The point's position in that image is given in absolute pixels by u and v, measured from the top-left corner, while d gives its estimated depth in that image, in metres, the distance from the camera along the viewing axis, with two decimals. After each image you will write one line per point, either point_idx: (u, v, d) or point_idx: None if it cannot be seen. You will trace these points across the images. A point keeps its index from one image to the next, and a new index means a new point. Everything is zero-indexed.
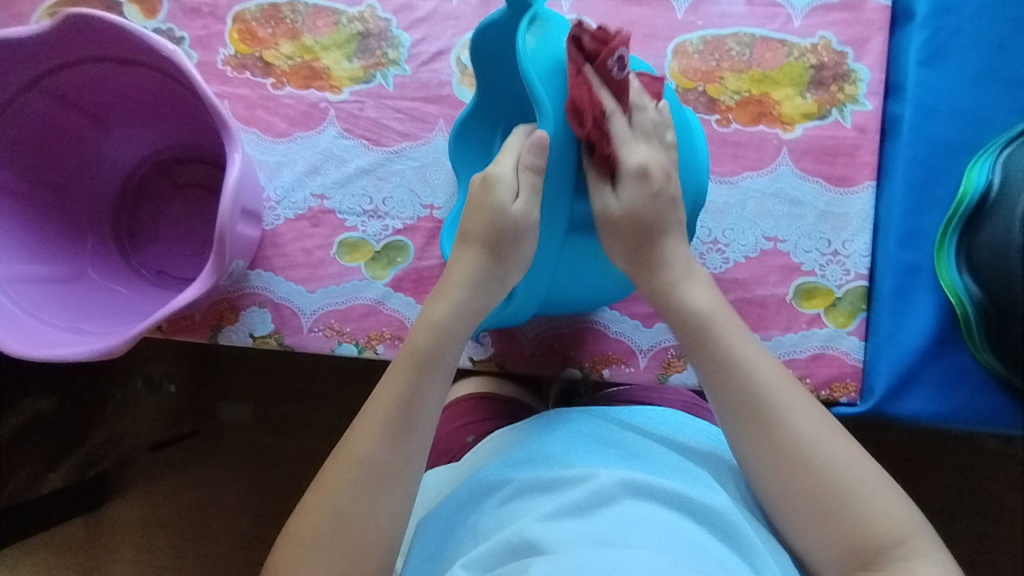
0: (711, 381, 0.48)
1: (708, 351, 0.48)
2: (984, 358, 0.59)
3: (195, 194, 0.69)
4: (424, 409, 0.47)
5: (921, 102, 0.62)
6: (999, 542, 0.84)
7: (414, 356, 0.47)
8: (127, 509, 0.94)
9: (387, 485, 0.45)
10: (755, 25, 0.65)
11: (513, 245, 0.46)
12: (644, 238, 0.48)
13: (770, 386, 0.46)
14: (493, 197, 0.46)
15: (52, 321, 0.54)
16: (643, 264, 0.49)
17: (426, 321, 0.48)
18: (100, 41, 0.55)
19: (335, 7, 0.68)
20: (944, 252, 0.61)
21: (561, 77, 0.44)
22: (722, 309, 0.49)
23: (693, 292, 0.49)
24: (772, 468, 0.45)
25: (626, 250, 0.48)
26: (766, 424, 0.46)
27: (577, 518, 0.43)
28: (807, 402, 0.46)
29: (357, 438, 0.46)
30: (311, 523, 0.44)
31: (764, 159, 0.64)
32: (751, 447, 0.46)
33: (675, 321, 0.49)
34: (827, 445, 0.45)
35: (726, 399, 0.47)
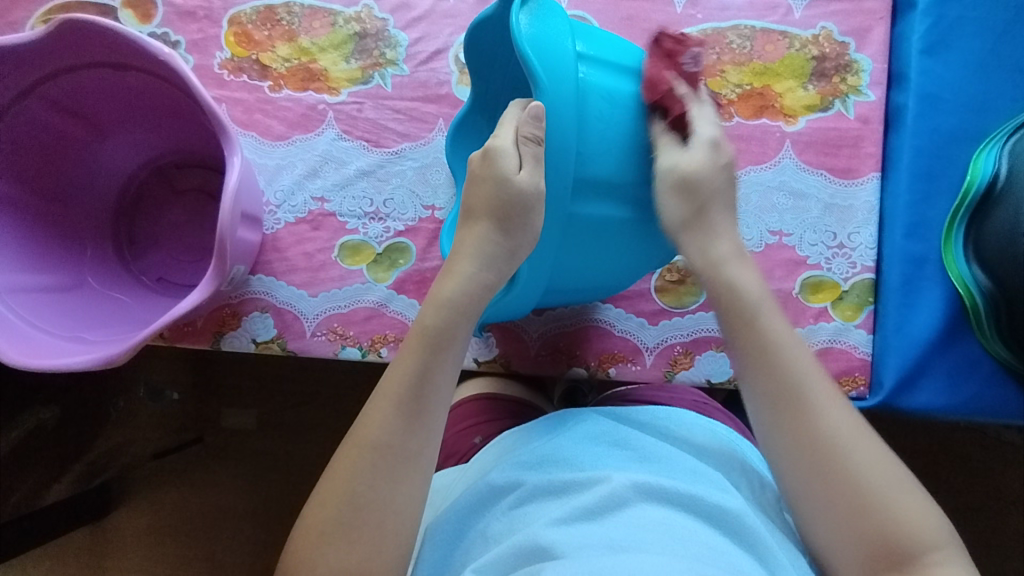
0: (748, 363, 0.47)
1: (750, 332, 0.48)
2: (994, 348, 0.59)
3: (194, 199, 0.68)
4: (436, 391, 0.46)
5: (926, 91, 0.62)
6: (1008, 531, 0.84)
7: (425, 334, 0.46)
8: (133, 517, 0.93)
9: (404, 467, 0.44)
10: (754, 17, 0.64)
11: (520, 218, 0.45)
12: (699, 206, 0.48)
13: (807, 376, 0.46)
14: (496, 169, 0.46)
15: (53, 331, 0.54)
16: (693, 222, 0.49)
17: (435, 300, 0.47)
18: (94, 47, 0.54)
19: (331, 8, 0.68)
20: (951, 243, 0.61)
21: (561, 47, 0.43)
22: (768, 298, 0.48)
23: (737, 272, 0.49)
24: (800, 458, 0.45)
25: (686, 210, 0.48)
26: (801, 417, 0.45)
27: (589, 523, 0.42)
28: (843, 402, 0.46)
29: (370, 420, 0.45)
30: (331, 507, 0.43)
31: (767, 152, 0.63)
32: (783, 437, 0.46)
33: (717, 296, 0.49)
34: (858, 442, 0.44)
35: (762, 386, 0.47)
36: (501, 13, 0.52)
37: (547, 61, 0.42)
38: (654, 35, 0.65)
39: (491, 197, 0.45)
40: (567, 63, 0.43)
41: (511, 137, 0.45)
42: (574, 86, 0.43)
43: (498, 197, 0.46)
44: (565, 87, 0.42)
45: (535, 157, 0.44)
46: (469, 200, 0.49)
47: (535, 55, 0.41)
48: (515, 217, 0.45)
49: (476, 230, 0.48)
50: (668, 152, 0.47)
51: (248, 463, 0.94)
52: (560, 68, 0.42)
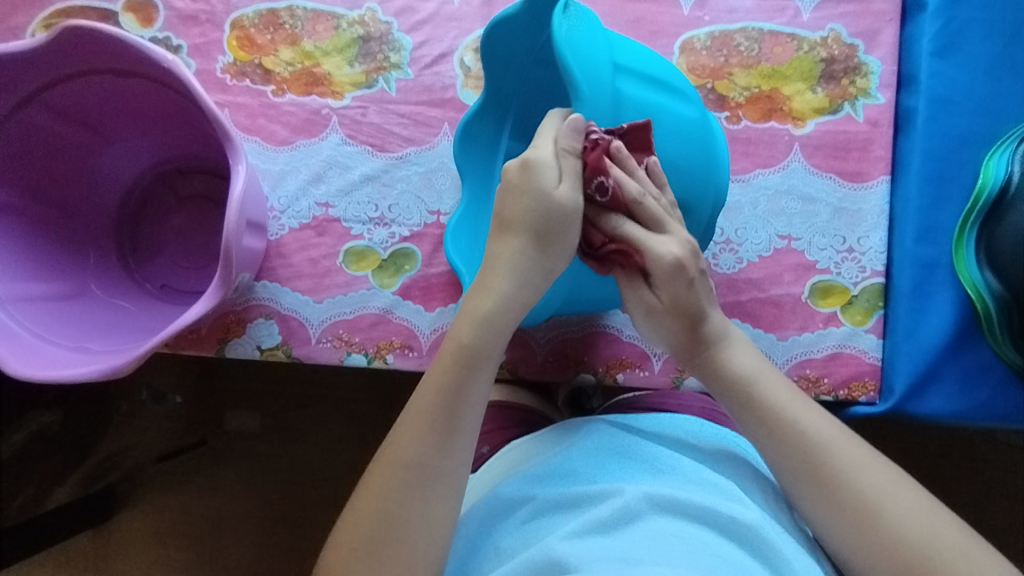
0: (762, 435, 0.47)
1: (755, 410, 0.48)
2: (1005, 353, 0.58)
3: (198, 205, 0.67)
4: (470, 410, 0.45)
5: (936, 93, 0.61)
6: (1014, 531, 0.83)
7: (460, 353, 0.45)
8: (137, 521, 0.93)
9: (434, 487, 0.43)
10: (762, 19, 0.64)
11: (559, 234, 0.45)
12: (690, 330, 0.48)
13: (826, 444, 0.46)
14: (535, 181, 0.44)
15: (58, 341, 0.53)
16: (687, 347, 0.49)
17: (472, 317, 0.46)
18: (97, 54, 0.54)
19: (334, 11, 0.67)
20: (962, 248, 0.60)
21: (599, 55, 0.45)
22: (767, 371, 0.49)
23: (735, 356, 0.49)
24: (841, 527, 0.44)
25: (677, 332, 0.49)
26: (831, 485, 0.45)
27: (603, 536, 0.42)
28: (865, 453, 0.46)
29: (405, 439, 0.44)
30: (362, 529, 0.43)
31: (775, 155, 0.63)
32: (817, 507, 0.45)
33: (716, 386, 0.49)
34: (893, 498, 0.44)
35: (782, 459, 0.46)
36: (528, 11, 0.54)
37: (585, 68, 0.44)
38: (661, 38, 0.64)
39: (527, 210, 0.44)
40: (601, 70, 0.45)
41: (549, 150, 0.44)
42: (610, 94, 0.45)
43: (534, 212, 0.44)
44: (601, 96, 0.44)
45: (575, 172, 0.44)
46: (501, 211, 0.46)
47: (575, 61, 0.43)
48: (554, 232, 0.45)
49: (511, 246, 0.45)
50: (637, 299, 0.48)
51: (251, 466, 0.94)
52: (598, 75, 0.44)
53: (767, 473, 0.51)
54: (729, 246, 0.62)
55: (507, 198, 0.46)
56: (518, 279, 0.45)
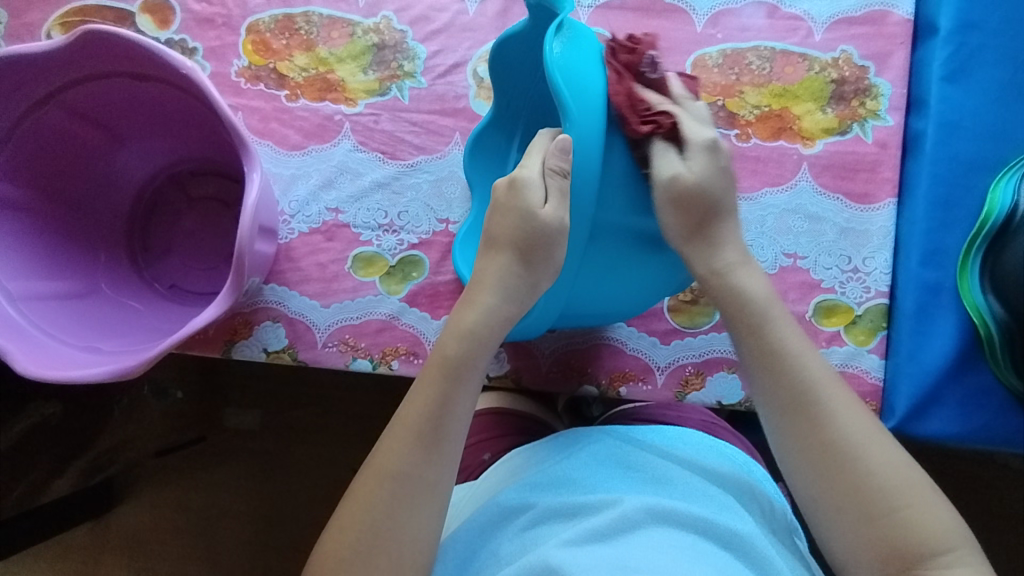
0: (758, 364, 0.47)
1: (761, 337, 0.47)
2: (1007, 379, 0.58)
3: (208, 207, 0.68)
4: (455, 422, 0.45)
5: (945, 118, 0.62)
6: (1010, 553, 0.84)
7: (446, 365, 0.46)
8: (135, 515, 0.93)
9: (421, 496, 0.44)
10: (774, 39, 0.64)
11: (543, 252, 0.45)
12: (705, 215, 0.47)
13: (821, 385, 0.45)
14: (520, 200, 0.45)
15: (67, 340, 0.54)
16: (697, 248, 0.47)
17: (455, 330, 0.47)
18: (115, 56, 0.54)
19: (350, 19, 0.67)
20: (967, 272, 0.60)
21: (591, 79, 0.43)
22: (777, 301, 0.48)
23: (746, 279, 0.48)
24: (810, 463, 0.44)
25: (683, 227, 0.46)
26: (813, 422, 0.45)
27: (599, 544, 0.42)
28: (855, 400, 0.46)
29: (390, 449, 0.44)
30: (348, 538, 0.43)
31: (784, 174, 0.63)
32: (793, 442, 0.45)
33: (727, 307, 0.48)
34: (873, 450, 0.44)
35: (774, 390, 0.46)
36: (529, 30, 0.53)
37: (577, 89, 0.42)
38: (674, 54, 0.64)
39: (517, 224, 0.45)
40: (593, 89, 0.43)
41: (538, 169, 0.45)
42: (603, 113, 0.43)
43: (520, 230, 0.45)
44: (591, 116, 0.42)
45: (560, 191, 0.44)
46: (489, 228, 0.48)
47: (565, 84, 0.41)
48: (538, 250, 0.45)
49: (498, 262, 0.47)
50: (667, 163, 0.45)
51: (251, 465, 0.95)
52: (588, 99, 0.42)
53: (764, 488, 0.52)
54: None
55: (496, 217, 0.47)
56: (502, 291, 0.46)
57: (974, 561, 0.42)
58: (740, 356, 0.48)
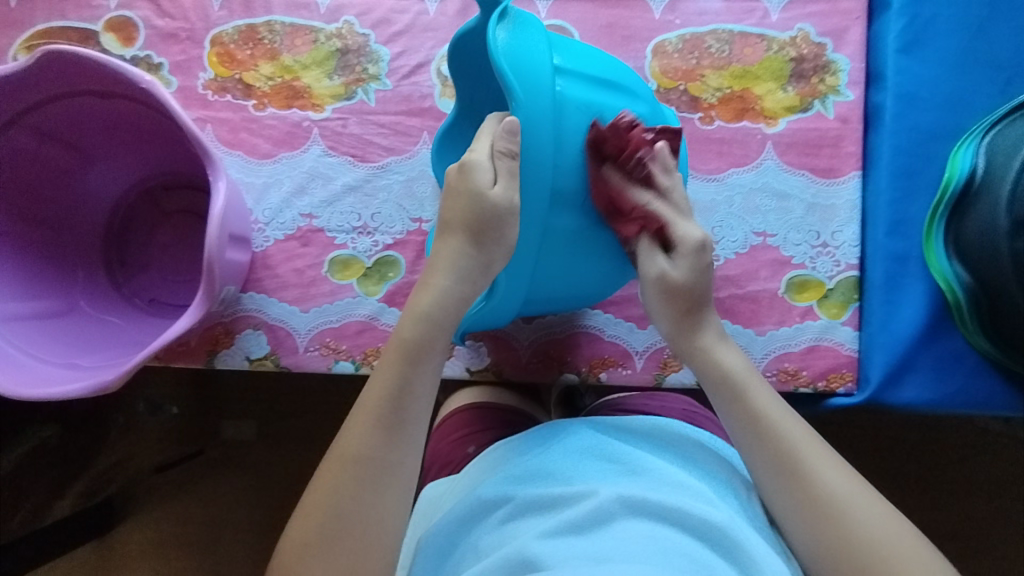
0: (743, 431, 0.50)
1: (742, 404, 0.50)
2: (978, 342, 0.59)
3: (185, 220, 0.68)
4: (416, 403, 0.46)
5: (903, 90, 0.63)
6: (1004, 516, 0.85)
7: (402, 347, 0.47)
8: (137, 532, 0.94)
9: (383, 479, 0.45)
10: (732, 21, 0.65)
11: (493, 233, 0.46)
12: (693, 303, 0.52)
13: (801, 443, 0.48)
14: (470, 182, 0.46)
15: (46, 358, 0.54)
16: (682, 330, 0.53)
17: (412, 314, 0.48)
18: (76, 76, 0.55)
19: (312, 25, 0.68)
20: (932, 239, 0.61)
21: (538, 65, 0.43)
22: (753, 373, 0.51)
23: (725, 353, 0.52)
24: (800, 518, 0.46)
25: (678, 311, 0.53)
26: (802, 480, 0.47)
27: (575, 536, 0.43)
28: (835, 458, 0.48)
29: (352, 433, 0.45)
30: (311, 524, 0.44)
31: (749, 154, 0.64)
32: (785, 500, 0.47)
33: (711, 380, 0.52)
34: (859, 504, 0.45)
35: (759, 453, 0.49)
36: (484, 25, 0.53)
37: (523, 76, 0.42)
38: (634, 42, 0.65)
39: (467, 205, 0.46)
40: (541, 76, 0.43)
41: (486, 151, 0.45)
42: (551, 98, 0.43)
43: (472, 211, 0.46)
44: (540, 101, 0.42)
45: (509, 172, 0.44)
46: (443, 213, 0.49)
47: (512, 71, 0.41)
48: (489, 230, 0.46)
49: (451, 244, 0.48)
50: (651, 263, 0.51)
51: (248, 475, 0.95)
52: (536, 85, 0.42)
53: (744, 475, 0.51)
54: None
55: (447, 199, 0.48)
56: (456, 271, 0.47)
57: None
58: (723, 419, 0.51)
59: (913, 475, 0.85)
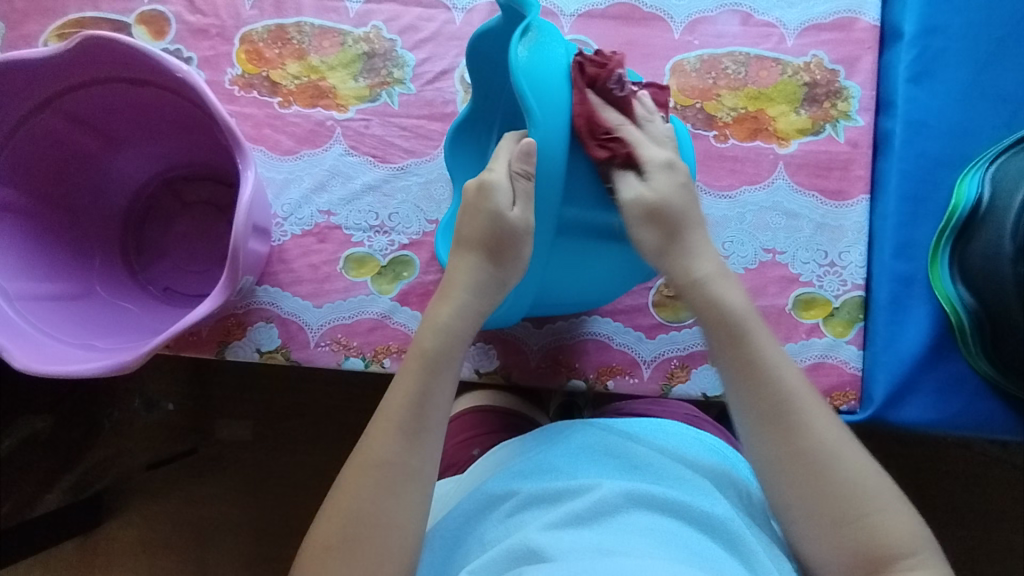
0: (735, 379, 0.48)
1: (739, 350, 0.48)
2: (979, 365, 0.61)
3: (203, 212, 0.69)
4: (436, 412, 0.47)
5: (911, 117, 0.65)
6: (997, 546, 0.85)
7: (422, 357, 0.47)
8: (128, 527, 0.93)
9: (404, 484, 0.45)
10: (749, 44, 0.67)
11: (511, 250, 0.47)
12: (674, 228, 0.49)
13: (793, 390, 0.47)
14: (490, 203, 0.47)
15: (63, 337, 0.55)
16: (670, 259, 0.49)
17: (432, 324, 0.48)
18: (113, 62, 0.56)
19: (341, 28, 0.70)
20: (937, 262, 0.63)
21: (554, 89, 0.44)
22: (754, 312, 0.49)
23: (725, 292, 0.49)
24: (784, 474, 0.46)
25: (661, 236, 0.48)
26: (789, 428, 0.46)
27: (578, 528, 0.43)
28: (825, 408, 0.47)
29: (374, 440, 0.46)
30: (335, 526, 0.44)
31: (761, 173, 0.65)
32: (771, 447, 0.46)
33: (709, 317, 0.49)
34: (842, 454, 0.45)
35: (750, 400, 0.47)
36: (502, 28, 0.55)
37: (541, 97, 0.44)
38: (653, 60, 0.67)
39: (486, 224, 0.47)
40: (557, 97, 0.45)
41: (505, 172, 0.46)
42: (567, 116, 0.45)
43: (490, 230, 0.47)
44: (557, 120, 0.44)
45: (526, 193, 0.45)
46: (459, 227, 0.50)
47: (530, 89, 0.43)
48: (505, 249, 0.47)
49: (467, 262, 0.49)
50: (628, 186, 0.47)
51: (243, 474, 0.94)
52: (552, 103, 0.44)
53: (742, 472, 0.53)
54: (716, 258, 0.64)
55: (466, 215, 0.49)
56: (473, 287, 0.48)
57: (936, 562, 0.44)
58: (717, 366, 0.49)
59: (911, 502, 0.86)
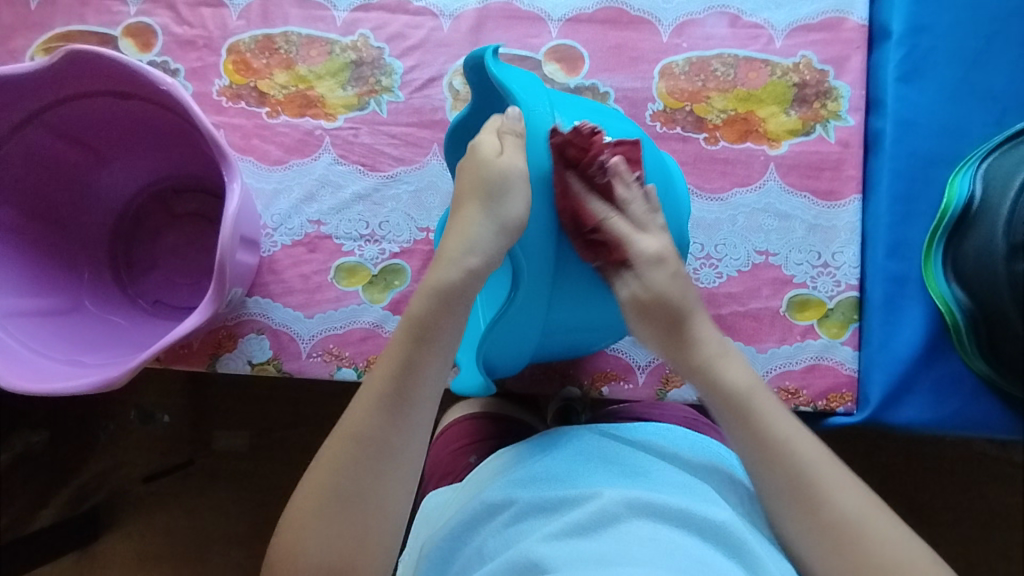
0: (751, 455, 0.48)
1: (749, 427, 0.48)
2: (976, 365, 0.60)
3: (192, 223, 0.69)
4: (422, 386, 0.45)
5: (902, 117, 0.64)
6: (999, 546, 0.85)
7: (410, 324, 0.46)
8: (124, 542, 0.92)
9: (386, 460, 0.44)
10: (737, 46, 0.67)
11: (501, 197, 0.45)
12: (672, 322, 0.51)
13: (812, 460, 0.47)
14: (479, 160, 0.46)
15: (52, 354, 0.55)
16: (674, 348, 0.51)
17: (422, 288, 0.47)
18: (98, 76, 0.56)
19: (328, 37, 0.70)
20: (931, 262, 0.63)
21: (534, 80, 0.47)
22: (758, 386, 0.50)
23: (727, 370, 0.50)
24: (794, 507, 0.46)
25: (656, 331, 0.51)
26: (815, 501, 0.45)
27: (579, 539, 0.43)
28: (846, 474, 0.47)
29: (357, 412, 0.45)
30: (314, 496, 0.44)
31: (752, 175, 0.65)
32: (798, 524, 0.46)
33: (712, 398, 0.50)
34: (875, 524, 0.44)
35: (769, 475, 0.47)
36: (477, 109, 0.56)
37: (523, 83, 0.46)
38: (641, 63, 0.67)
39: (476, 177, 0.46)
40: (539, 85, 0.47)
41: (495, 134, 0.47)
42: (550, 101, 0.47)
43: (479, 179, 0.46)
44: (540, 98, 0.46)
45: (515, 144, 0.45)
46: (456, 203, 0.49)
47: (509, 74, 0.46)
48: (495, 197, 0.45)
49: (465, 220, 0.47)
50: (624, 286, 0.50)
51: (239, 487, 0.93)
52: (534, 88, 0.47)
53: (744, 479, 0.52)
54: (709, 261, 0.64)
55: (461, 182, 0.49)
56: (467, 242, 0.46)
57: None
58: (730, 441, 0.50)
59: (912, 503, 0.85)
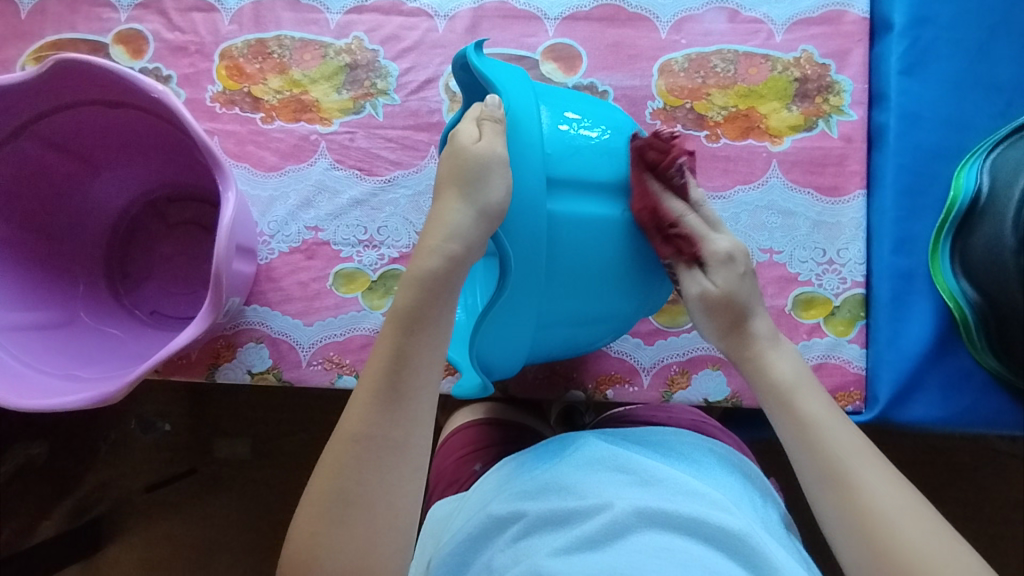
0: (791, 440, 0.48)
1: (786, 412, 0.49)
2: (986, 361, 0.59)
3: (188, 232, 0.68)
4: (414, 376, 0.44)
5: (905, 110, 0.64)
6: (1009, 540, 0.84)
7: (398, 315, 0.44)
8: (128, 552, 0.92)
9: (389, 456, 0.43)
10: (737, 42, 0.66)
11: (480, 181, 0.42)
12: (736, 315, 0.51)
13: (842, 451, 0.46)
14: (456, 148, 0.44)
15: (47, 370, 0.54)
16: (730, 344, 0.52)
17: (406, 279, 0.45)
18: (88, 85, 0.55)
19: (322, 41, 0.69)
20: (938, 257, 0.62)
21: (516, 70, 0.46)
22: (803, 378, 0.49)
23: (775, 362, 0.50)
24: (824, 487, 0.45)
25: (720, 324, 0.52)
26: (845, 489, 0.44)
27: (589, 553, 0.42)
28: (884, 467, 0.45)
29: (352, 413, 0.43)
30: (318, 504, 0.42)
31: (754, 172, 0.64)
32: (829, 511, 0.45)
33: (760, 387, 0.50)
34: (908, 517, 0.42)
35: (805, 460, 0.47)
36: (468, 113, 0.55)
37: (505, 74, 0.45)
38: (640, 61, 0.66)
39: (454, 165, 0.44)
40: (522, 77, 0.46)
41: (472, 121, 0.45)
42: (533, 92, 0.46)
43: (457, 166, 0.44)
44: (523, 89, 0.45)
45: (494, 130, 0.43)
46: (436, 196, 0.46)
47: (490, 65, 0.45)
48: (474, 183, 0.42)
49: (445, 211, 0.44)
50: (692, 282, 0.51)
51: (242, 495, 0.93)
52: (518, 79, 0.45)
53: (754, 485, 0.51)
54: None
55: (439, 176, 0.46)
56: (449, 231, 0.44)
57: None
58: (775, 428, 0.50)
59: (921, 498, 0.84)
